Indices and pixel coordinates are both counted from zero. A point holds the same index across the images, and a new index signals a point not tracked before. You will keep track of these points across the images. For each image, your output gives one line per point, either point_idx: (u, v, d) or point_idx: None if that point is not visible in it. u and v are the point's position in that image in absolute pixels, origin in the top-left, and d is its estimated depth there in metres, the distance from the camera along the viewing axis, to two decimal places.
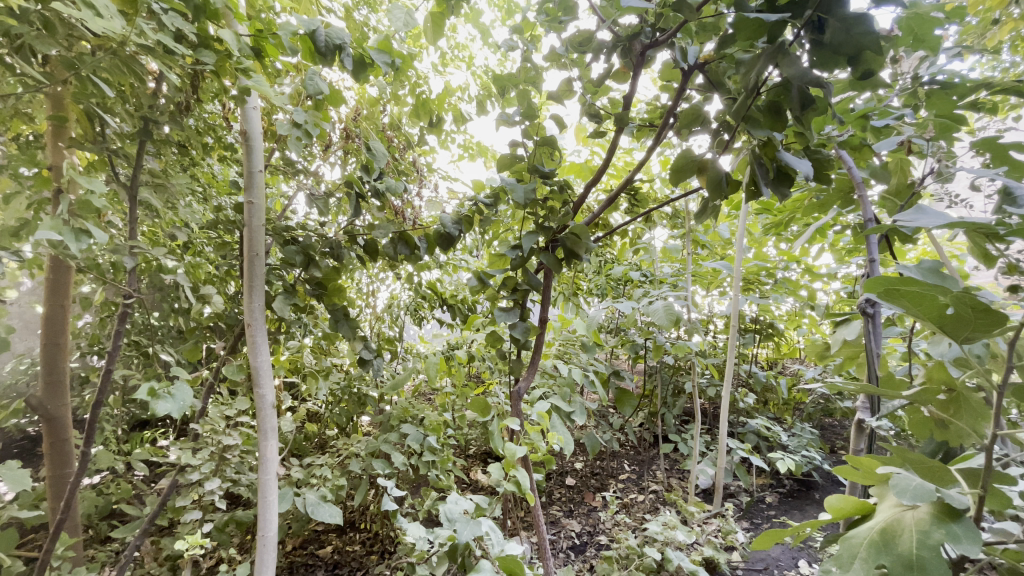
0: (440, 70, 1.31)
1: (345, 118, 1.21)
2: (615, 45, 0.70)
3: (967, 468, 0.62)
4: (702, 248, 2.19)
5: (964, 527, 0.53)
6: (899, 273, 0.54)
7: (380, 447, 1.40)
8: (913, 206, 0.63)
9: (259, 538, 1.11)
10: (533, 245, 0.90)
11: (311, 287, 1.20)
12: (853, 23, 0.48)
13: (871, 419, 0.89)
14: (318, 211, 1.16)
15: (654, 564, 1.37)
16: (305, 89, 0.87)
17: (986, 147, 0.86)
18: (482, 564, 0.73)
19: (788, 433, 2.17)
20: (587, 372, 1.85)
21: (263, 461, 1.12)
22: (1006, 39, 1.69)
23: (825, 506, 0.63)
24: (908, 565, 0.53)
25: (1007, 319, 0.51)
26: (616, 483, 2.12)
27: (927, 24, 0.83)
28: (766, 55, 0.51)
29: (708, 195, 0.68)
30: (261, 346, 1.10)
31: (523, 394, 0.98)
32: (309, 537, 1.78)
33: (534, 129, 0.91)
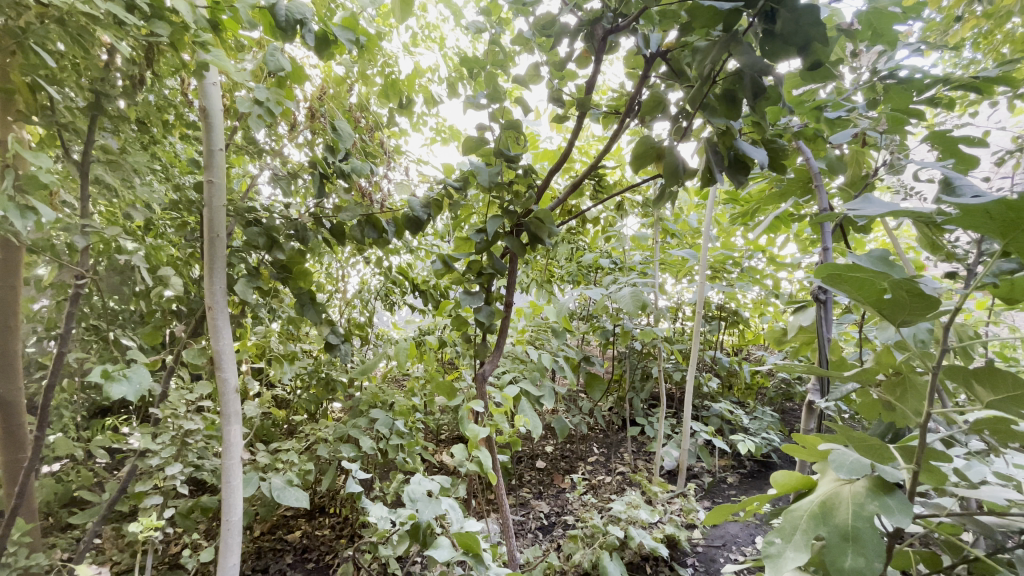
0: (411, 50, 1.29)
1: (310, 96, 1.18)
2: (577, 30, 0.69)
3: (904, 445, 0.66)
4: (672, 236, 2.23)
5: (896, 499, 0.56)
6: (849, 260, 0.56)
7: (349, 431, 1.40)
8: (861, 195, 0.64)
9: (224, 523, 1.10)
10: (498, 229, 0.90)
11: (276, 270, 1.17)
12: (802, 12, 0.49)
13: (820, 400, 0.94)
14: (282, 191, 1.13)
15: (617, 541, 1.41)
16: (266, 65, 0.85)
17: (937, 140, 0.92)
18: (440, 540, 0.75)
19: (750, 416, 2.25)
20: (558, 357, 1.87)
21: (227, 446, 1.10)
22: (966, 36, 1.75)
23: (772, 482, 0.66)
24: (844, 535, 0.56)
25: (940, 303, 0.53)
26: (584, 465, 2.17)
27: (886, 19, 0.87)
28: (721, 43, 0.53)
29: (665, 181, 0.69)
30: (223, 329, 1.08)
31: (487, 377, 0.99)
32: (278, 522, 1.78)
33: (502, 112, 0.91)
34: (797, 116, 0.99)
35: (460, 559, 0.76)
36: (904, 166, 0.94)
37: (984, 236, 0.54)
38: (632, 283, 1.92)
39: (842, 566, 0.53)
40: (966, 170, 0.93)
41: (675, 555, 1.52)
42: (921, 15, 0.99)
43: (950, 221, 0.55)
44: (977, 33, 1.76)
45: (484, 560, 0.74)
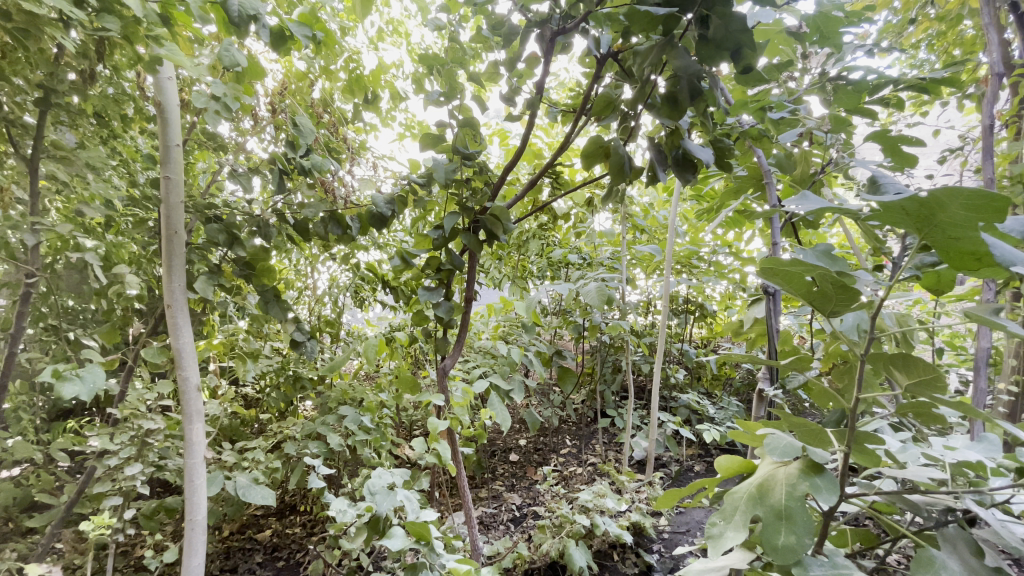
0: (375, 46, 1.29)
1: (270, 91, 1.17)
2: (527, 32, 0.71)
3: (839, 429, 0.69)
4: (642, 232, 2.28)
5: (825, 479, 0.60)
6: (788, 255, 0.58)
7: (316, 428, 1.39)
8: (798, 193, 0.65)
9: (188, 522, 1.09)
10: (455, 225, 0.91)
11: (238, 268, 1.16)
12: (731, 19, 0.52)
13: (770, 388, 0.97)
14: (241, 187, 1.12)
15: (584, 529, 1.45)
16: (221, 60, 0.84)
17: (879, 140, 0.96)
18: (393, 531, 0.77)
19: (717, 407, 2.31)
20: (528, 352, 1.90)
21: (189, 445, 1.09)
22: (921, 37, 1.81)
23: (716, 467, 0.70)
24: (777, 514, 0.60)
25: (860, 295, 0.57)
26: (557, 457, 2.21)
27: (831, 23, 0.90)
28: (658, 46, 0.55)
29: (612, 179, 0.71)
30: (183, 327, 1.07)
31: (448, 372, 1.00)
32: (248, 521, 1.76)
33: (461, 109, 0.93)
34: (748, 115, 1.02)
35: (412, 548, 0.78)
36: (848, 165, 0.98)
37: (904, 231, 0.56)
38: (599, 278, 1.96)
39: (773, 544, 0.57)
40: (906, 169, 0.97)
41: (641, 542, 1.56)
42: (867, 18, 1.03)
43: (873, 216, 0.57)
44: (930, 36, 1.83)
45: (437, 549, 0.76)
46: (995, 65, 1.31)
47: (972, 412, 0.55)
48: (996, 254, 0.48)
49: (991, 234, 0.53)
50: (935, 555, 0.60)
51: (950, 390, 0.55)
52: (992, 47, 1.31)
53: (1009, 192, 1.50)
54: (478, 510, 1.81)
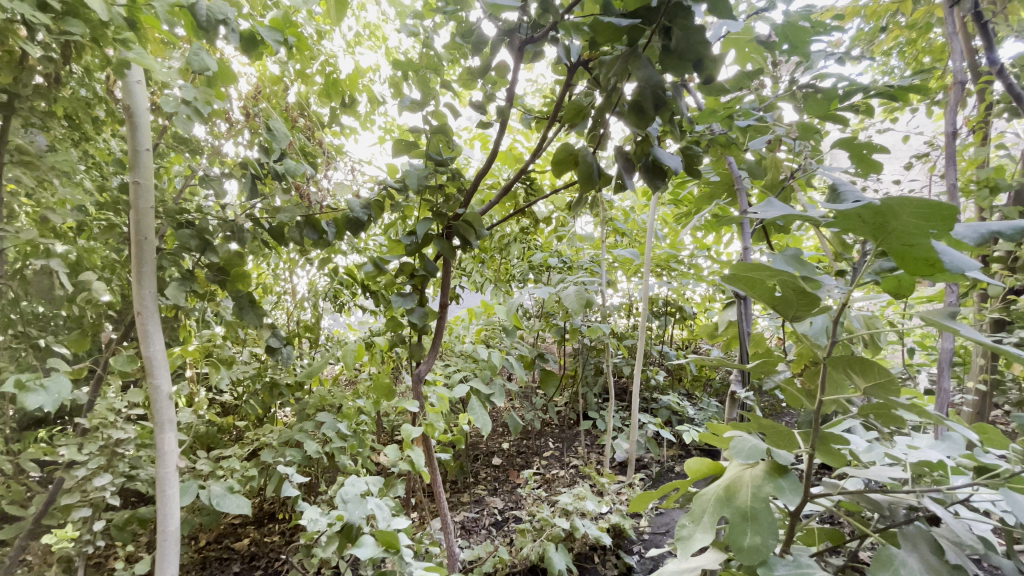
0: (351, 50, 1.28)
1: (244, 96, 1.16)
2: (497, 40, 0.71)
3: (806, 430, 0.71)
4: (622, 235, 2.30)
5: (789, 481, 0.61)
6: (754, 258, 0.60)
7: (294, 435, 1.38)
8: (763, 200, 0.67)
9: (160, 533, 1.07)
10: (429, 231, 0.91)
11: (211, 273, 1.15)
12: (692, 32, 0.54)
13: (741, 390, 0.99)
14: (214, 192, 1.10)
15: (564, 532, 1.45)
16: (190, 64, 0.83)
17: (846, 147, 0.98)
18: (363, 539, 0.77)
19: (697, 408, 2.34)
20: (509, 356, 1.90)
21: (161, 455, 1.07)
22: (892, 45, 1.86)
23: (686, 469, 0.72)
24: (743, 515, 0.61)
25: (819, 299, 0.59)
26: (539, 460, 2.21)
27: (799, 32, 0.92)
28: (622, 57, 0.57)
29: (581, 186, 0.72)
30: (154, 335, 1.05)
31: (423, 378, 1.00)
32: (226, 530, 1.73)
33: (435, 115, 0.93)
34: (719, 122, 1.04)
35: (382, 556, 0.78)
36: (816, 171, 1.01)
37: (862, 238, 0.57)
38: (578, 282, 1.97)
39: (738, 544, 0.58)
40: (873, 176, 1.00)
41: (622, 543, 1.58)
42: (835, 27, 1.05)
43: (832, 223, 0.58)
44: (900, 44, 1.88)
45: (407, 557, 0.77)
46: (958, 74, 1.35)
47: (925, 414, 0.57)
48: (946, 260, 0.50)
49: (945, 240, 0.55)
50: (895, 552, 0.62)
51: (902, 393, 0.57)
52: (955, 56, 1.35)
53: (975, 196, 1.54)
54: (460, 514, 1.80)
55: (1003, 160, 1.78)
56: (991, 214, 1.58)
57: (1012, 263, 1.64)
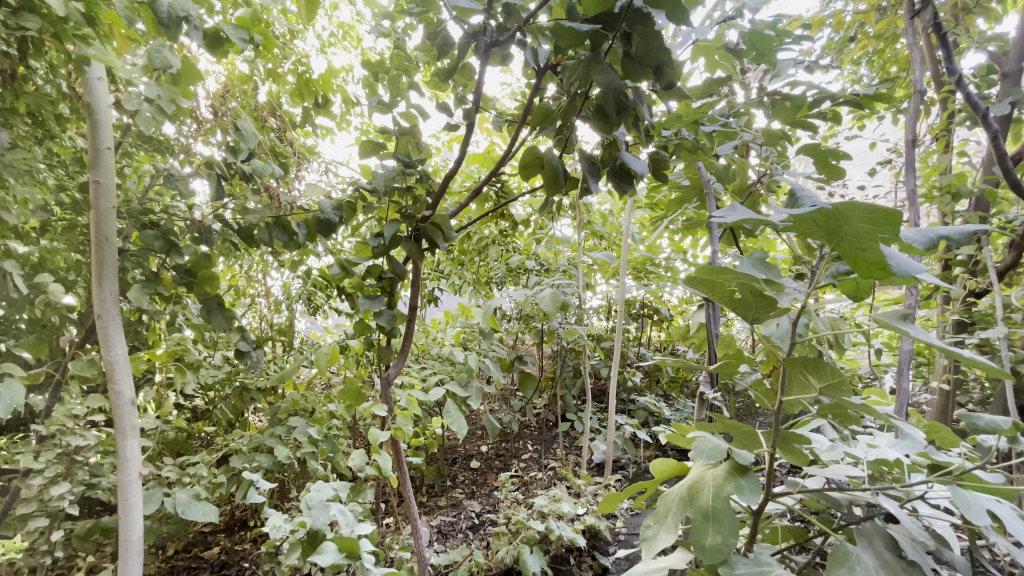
0: (323, 50, 1.27)
1: (212, 94, 1.14)
2: (464, 43, 0.71)
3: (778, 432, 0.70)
4: (599, 238, 2.31)
5: (749, 481, 0.62)
6: (717, 262, 0.60)
7: (264, 441, 1.35)
8: (728, 203, 0.66)
9: (121, 544, 1.04)
10: (397, 233, 0.90)
11: (178, 275, 1.12)
12: (651, 39, 0.56)
13: (709, 391, 1.00)
14: (179, 192, 1.08)
15: (539, 534, 1.45)
16: (151, 61, 0.81)
17: (810, 154, 1.01)
18: (324, 546, 0.77)
19: (673, 408, 2.37)
20: (486, 358, 1.89)
21: (122, 462, 1.04)
22: (860, 54, 1.91)
23: (653, 469, 0.73)
24: (705, 515, 0.62)
25: (776, 301, 0.61)
26: (518, 463, 2.21)
27: (764, 41, 0.94)
28: (583, 63, 0.58)
29: (546, 189, 0.72)
30: (115, 339, 1.02)
31: (392, 381, 0.99)
32: (195, 539, 1.69)
33: (406, 116, 0.93)
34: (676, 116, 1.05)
35: (344, 562, 0.77)
36: (782, 176, 1.03)
37: (819, 242, 0.58)
38: (555, 285, 1.98)
39: (699, 544, 0.59)
40: (835, 182, 1.02)
41: (597, 544, 1.58)
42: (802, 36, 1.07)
43: (790, 227, 0.59)
44: (869, 53, 1.93)
45: (367, 564, 0.78)
46: (918, 83, 1.39)
47: (875, 414, 0.59)
48: (894, 264, 0.51)
49: (897, 245, 0.56)
50: (850, 550, 0.64)
51: (855, 392, 0.59)
52: (916, 66, 1.39)
53: (938, 202, 1.58)
54: (436, 518, 1.79)
55: (964, 167, 1.84)
56: (953, 218, 1.63)
57: (973, 266, 1.70)
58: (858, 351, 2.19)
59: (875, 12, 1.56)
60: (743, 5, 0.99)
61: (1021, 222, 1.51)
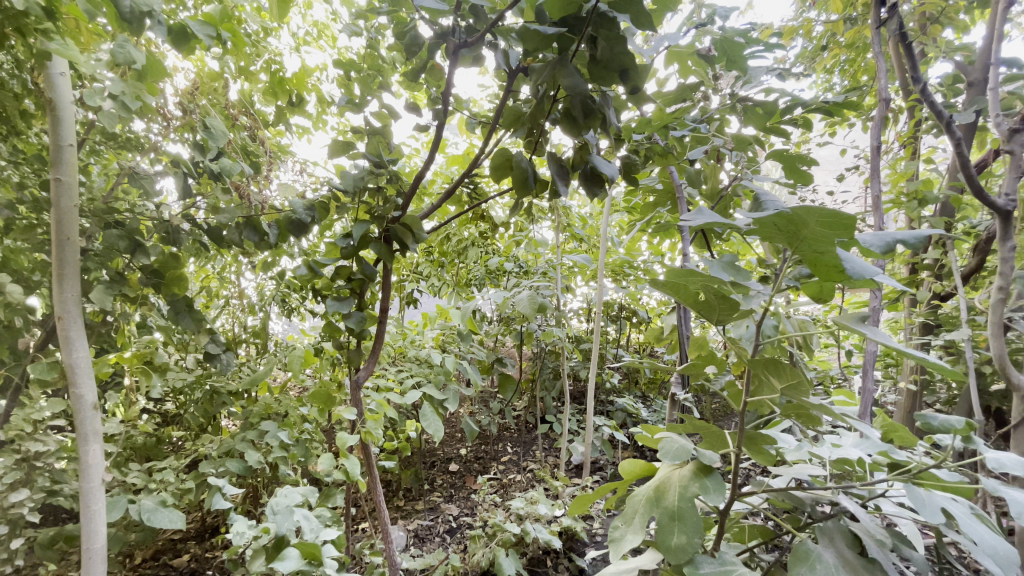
0: (297, 48, 1.25)
1: (181, 91, 1.12)
2: (434, 43, 0.71)
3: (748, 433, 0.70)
4: (579, 240, 2.32)
5: (713, 480, 0.63)
6: (685, 265, 0.62)
7: (235, 445, 1.32)
8: (696, 207, 0.66)
9: (83, 552, 1.01)
10: (366, 234, 0.89)
11: (144, 276, 1.09)
12: (615, 44, 0.57)
13: (681, 392, 1.02)
14: (145, 191, 1.05)
15: (515, 537, 1.45)
16: (114, 56, 0.79)
17: (778, 159, 1.03)
18: (286, 552, 0.77)
19: (651, 410, 2.39)
20: (464, 360, 1.89)
21: (84, 468, 1.01)
22: (833, 62, 1.95)
23: (621, 470, 0.74)
24: (671, 515, 0.62)
25: (739, 304, 0.63)
26: (497, 465, 2.20)
27: (734, 48, 0.96)
28: (550, 65, 0.58)
29: (517, 192, 0.73)
30: (77, 341, 0.99)
31: (362, 384, 0.98)
32: (164, 547, 1.65)
33: (378, 116, 0.92)
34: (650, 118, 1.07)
35: (306, 569, 0.78)
36: (752, 180, 1.05)
37: (781, 245, 0.59)
38: (533, 286, 1.98)
39: (664, 544, 0.60)
40: (803, 188, 1.05)
41: (574, 546, 1.58)
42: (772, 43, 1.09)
43: (754, 231, 0.60)
44: (841, 62, 1.97)
45: (331, 569, 0.79)
46: (883, 91, 1.43)
47: (833, 413, 0.61)
48: (849, 267, 0.53)
49: (855, 249, 0.57)
50: (811, 548, 0.65)
51: (813, 393, 0.60)
52: (883, 75, 1.43)
53: (906, 208, 1.62)
54: (413, 522, 1.78)
55: (930, 174, 1.90)
56: (919, 223, 1.68)
57: (938, 270, 1.75)
58: (829, 352, 2.25)
59: (845, 21, 1.59)
60: (714, 12, 1.01)
61: (984, 227, 1.56)
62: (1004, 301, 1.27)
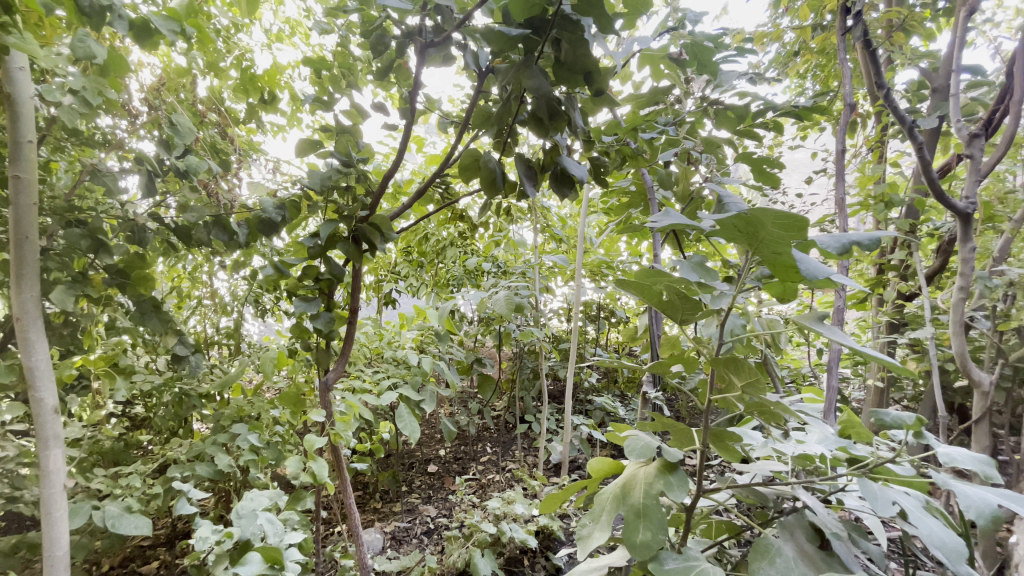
0: (268, 44, 1.23)
1: (146, 87, 1.09)
2: (401, 43, 0.71)
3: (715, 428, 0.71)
4: (558, 241, 2.33)
5: (677, 477, 0.64)
6: (651, 266, 0.63)
7: (205, 449, 1.30)
8: (661, 209, 0.65)
9: (44, 560, 0.98)
10: (334, 233, 0.88)
11: (109, 276, 1.07)
12: (579, 47, 0.59)
13: (651, 391, 1.03)
14: (108, 190, 1.02)
15: (491, 537, 1.44)
16: (73, 50, 0.76)
17: (746, 162, 1.05)
18: (249, 556, 0.76)
19: (628, 408, 2.41)
20: (442, 361, 1.88)
21: (45, 474, 0.98)
22: (805, 68, 1.99)
23: (590, 468, 0.74)
24: (637, 512, 0.63)
25: (702, 304, 0.65)
26: (476, 465, 2.20)
27: (703, 52, 0.97)
28: (515, 66, 0.59)
29: (486, 193, 0.73)
30: (36, 343, 0.96)
31: (332, 386, 0.98)
32: (133, 554, 1.61)
33: (348, 115, 0.91)
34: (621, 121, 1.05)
35: (269, 572, 0.77)
36: (722, 182, 1.06)
37: (741, 247, 0.61)
38: (511, 287, 1.98)
39: (629, 541, 0.61)
40: (770, 190, 1.07)
41: (550, 544, 1.59)
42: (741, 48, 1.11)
43: (715, 233, 0.61)
44: (812, 67, 2.01)
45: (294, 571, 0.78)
46: (848, 96, 1.46)
47: (791, 410, 0.63)
48: (803, 267, 0.54)
49: (813, 250, 0.59)
50: (772, 542, 0.66)
51: (771, 390, 0.62)
52: (848, 80, 1.47)
53: (873, 211, 1.66)
54: (390, 524, 1.77)
55: (897, 177, 1.95)
56: (886, 225, 1.72)
57: (903, 270, 1.80)
58: (800, 351, 2.30)
59: (814, 28, 1.63)
60: (684, 15, 1.02)
61: (946, 230, 1.61)
62: (963, 301, 1.31)
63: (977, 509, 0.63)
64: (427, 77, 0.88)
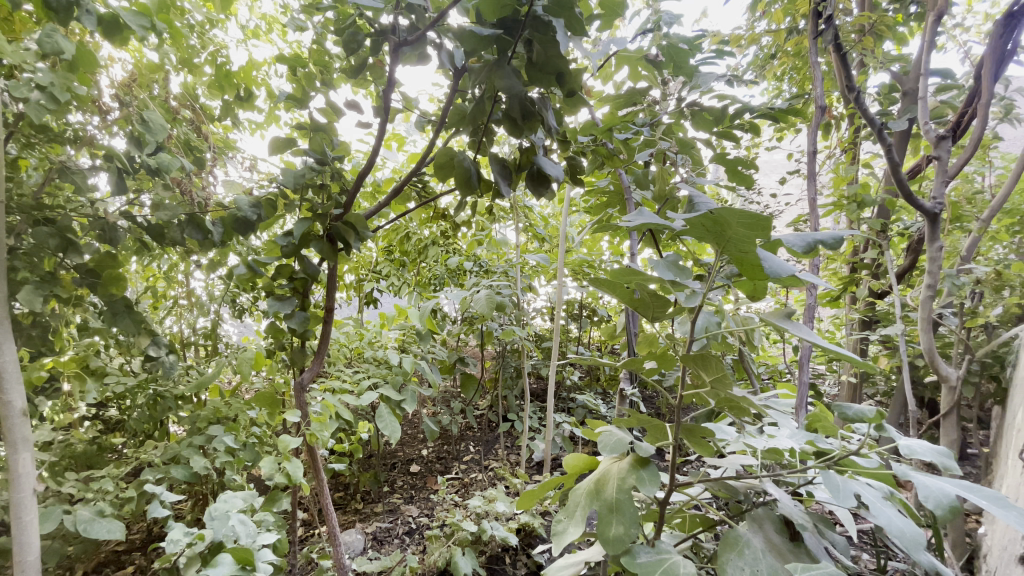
0: (242, 40, 1.21)
1: (117, 83, 1.07)
2: (376, 41, 0.70)
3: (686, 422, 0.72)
4: (540, 240, 2.33)
5: (649, 471, 0.66)
6: (626, 265, 0.64)
7: (180, 451, 1.28)
8: (634, 209, 0.66)
9: (13, 567, 0.95)
10: (308, 232, 0.88)
11: (80, 276, 1.04)
12: (550, 49, 0.59)
13: (628, 387, 1.04)
14: (78, 187, 1.00)
15: (472, 535, 1.45)
16: (39, 45, 0.75)
17: (720, 163, 1.07)
18: (219, 558, 0.76)
19: (610, 406, 2.43)
20: (423, 361, 1.87)
21: (14, 478, 0.95)
22: (781, 71, 2.02)
23: (565, 464, 0.75)
24: (610, 507, 0.64)
25: (671, 301, 0.67)
26: (458, 464, 2.20)
27: (679, 54, 0.98)
28: (487, 66, 0.60)
29: (460, 192, 0.74)
30: (3, 344, 0.93)
31: (307, 386, 0.97)
32: (107, 559, 1.58)
33: (323, 113, 0.90)
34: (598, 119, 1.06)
35: (241, 574, 0.77)
36: (696, 183, 1.08)
37: (711, 246, 0.62)
38: (493, 286, 1.98)
39: (602, 535, 0.62)
40: (743, 191, 1.09)
41: (531, 542, 1.60)
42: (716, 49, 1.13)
43: (685, 232, 0.62)
44: (788, 70, 2.05)
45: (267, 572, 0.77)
46: (820, 99, 1.49)
47: (756, 404, 0.65)
48: (767, 265, 0.56)
49: (780, 248, 0.61)
50: (741, 534, 0.68)
51: (735, 383, 0.64)
52: (820, 83, 1.50)
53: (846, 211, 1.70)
54: (371, 525, 1.76)
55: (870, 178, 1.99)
56: (858, 225, 1.76)
57: (875, 269, 1.85)
58: (776, 348, 2.35)
59: (789, 32, 1.66)
60: (660, 17, 1.03)
61: (916, 230, 1.65)
62: (931, 298, 1.35)
63: (936, 499, 0.65)
64: (403, 76, 0.88)
